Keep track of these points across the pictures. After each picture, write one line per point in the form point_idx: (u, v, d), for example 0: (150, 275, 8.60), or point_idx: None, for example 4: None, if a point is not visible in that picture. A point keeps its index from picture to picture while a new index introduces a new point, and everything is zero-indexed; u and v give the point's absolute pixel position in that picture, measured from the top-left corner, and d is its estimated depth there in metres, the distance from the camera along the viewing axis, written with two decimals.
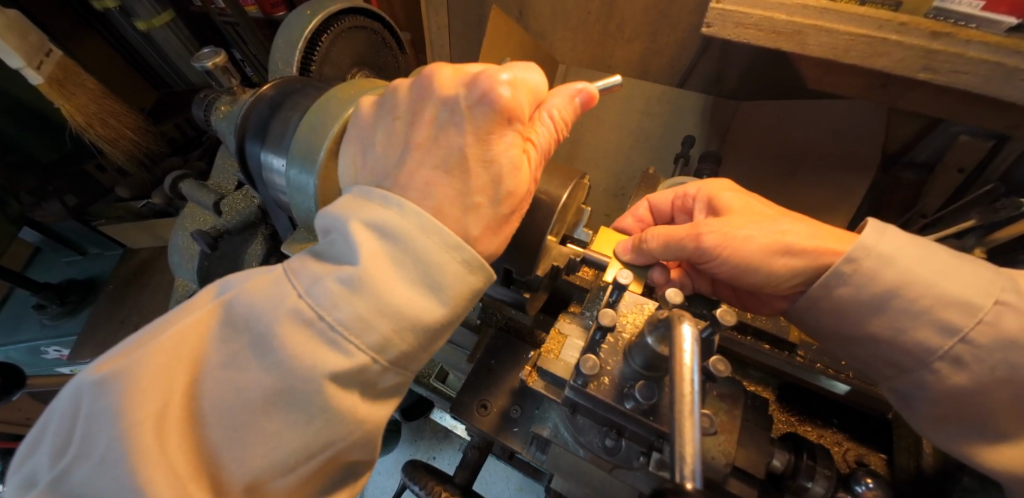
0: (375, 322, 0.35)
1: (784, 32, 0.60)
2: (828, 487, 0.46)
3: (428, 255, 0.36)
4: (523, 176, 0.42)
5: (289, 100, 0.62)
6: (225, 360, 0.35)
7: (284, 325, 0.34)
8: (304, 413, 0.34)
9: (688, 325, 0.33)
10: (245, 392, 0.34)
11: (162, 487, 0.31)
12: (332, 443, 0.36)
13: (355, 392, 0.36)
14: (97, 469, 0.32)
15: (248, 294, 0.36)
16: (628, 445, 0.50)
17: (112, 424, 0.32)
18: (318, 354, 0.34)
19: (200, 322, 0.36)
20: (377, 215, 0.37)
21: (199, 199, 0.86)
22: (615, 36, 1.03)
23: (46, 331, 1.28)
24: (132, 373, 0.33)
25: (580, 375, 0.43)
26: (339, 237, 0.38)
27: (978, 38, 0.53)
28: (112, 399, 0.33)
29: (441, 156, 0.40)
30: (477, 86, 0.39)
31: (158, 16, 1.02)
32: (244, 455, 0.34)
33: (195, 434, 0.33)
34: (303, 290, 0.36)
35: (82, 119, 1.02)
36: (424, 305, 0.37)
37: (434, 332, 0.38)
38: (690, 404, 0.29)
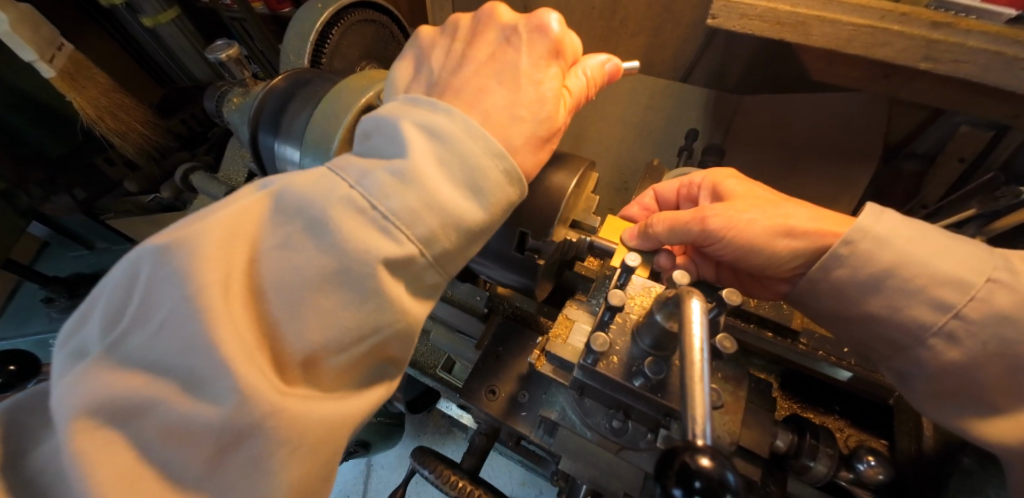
0: (425, 214, 0.36)
1: (787, 23, 0.60)
2: (830, 465, 0.48)
3: (475, 156, 0.38)
4: (560, 109, 0.45)
5: (301, 90, 0.63)
6: (280, 241, 0.35)
7: (339, 210, 0.35)
8: (359, 294, 0.35)
9: (697, 300, 0.34)
10: (302, 271, 0.34)
11: (233, 349, 0.31)
12: (382, 329, 0.37)
13: (402, 282, 0.37)
14: (159, 335, 0.32)
15: (300, 183, 0.36)
16: (635, 427, 0.52)
17: (174, 292, 0.32)
18: (373, 239, 0.34)
19: (252, 207, 0.36)
20: (427, 118, 0.38)
21: (210, 192, 0.88)
22: (618, 31, 1.03)
23: (54, 324, 1.29)
24: (190, 246, 0.33)
25: (590, 354, 0.44)
26: (388, 137, 0.38)
27: (978, 28, 0.54)
28: (171, 269, 0.33)
29: (496, 71, 0.43)
30: (534, 17, 0.45)
31: (164, 13, 1.03)
32: (301, 331, 0.34)
33: (255, 307, 0.34)
34: (354, 181, 0.36)
35: (92, 112, 1.04)
36: (469, 203, 0.38)
37: (475, 235, 0.40)
38: (699, 372, 0.31)
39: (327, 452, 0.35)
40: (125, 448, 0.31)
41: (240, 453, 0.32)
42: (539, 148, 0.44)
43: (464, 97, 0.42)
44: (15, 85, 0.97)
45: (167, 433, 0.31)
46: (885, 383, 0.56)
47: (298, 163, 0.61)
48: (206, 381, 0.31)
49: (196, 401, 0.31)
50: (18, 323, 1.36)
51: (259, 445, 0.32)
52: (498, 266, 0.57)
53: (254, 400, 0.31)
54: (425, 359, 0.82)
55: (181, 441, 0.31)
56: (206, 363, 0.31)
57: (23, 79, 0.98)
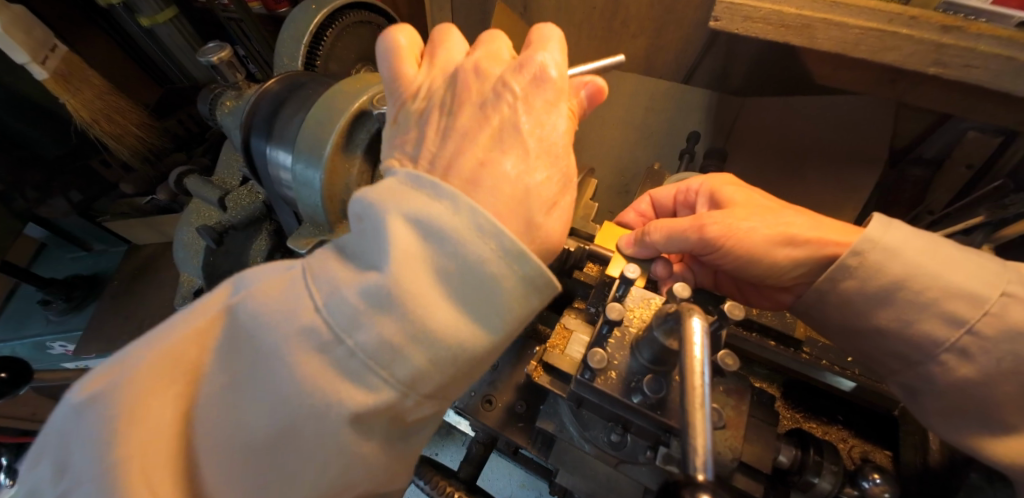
0: (400, 356, 0.34)
1: (793, 25, 0.58)
2: (835, 482, 0.46)
3: (470, 275, 0.35)
4: (570, 159, 0.44)
5: (296, 94, 0.62)
6: (243, 381, 0.35)
7: (305, 348, 0.34)
8: (320, 444, 0.34)
9: (698, 318, 0.33)
10: (262, 421, 0.34)
11: None
12: (352, 481, 0.36)
13: (382, 422, 0.36)
14: (94, 491, 0.31)
15: (267, 311, 0.35)
16: (634, 440, 0.50)
17: (115, 456, 0.32)
18: (337, 386, 0.33)
19: (206, 340, 0.35)
20: (422, 216, 0.35)
21: (204, 195, 0.86)
22: (620, 32, 1.02)
23: (51, 326, 1.31)
24: (136, 401, 0.33)
25: (587, 369, 0.43)
26: (374, 242, 0.36)
27: (990, 32, 0.53)
28: (112, 425, 0.32)
29: (496, 139, 0.41)
30: (528, 68, 0.43)
31: (163, 12, 1.02)
32: (263, 484, 0.34)
33: (201, 461, 0.34)
34: (326, 307, 0.35)
35: (86, 114, 1.05)
36: (458, 328, 0.36)
37: (469, 359, 0.38)
38: (701, 397, 0.29)
39: None
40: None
41: None
42: (559, 209, 0.43)
43: (466, 175, 0.39)
44: (11, 88, 0.97)
45: None
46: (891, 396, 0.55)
47: (290, 169, 0.60)
48: None
49: None
50: (15, 326, 1.36)
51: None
52: None
53: None
54: None
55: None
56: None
57: (18, 82, 0.97)
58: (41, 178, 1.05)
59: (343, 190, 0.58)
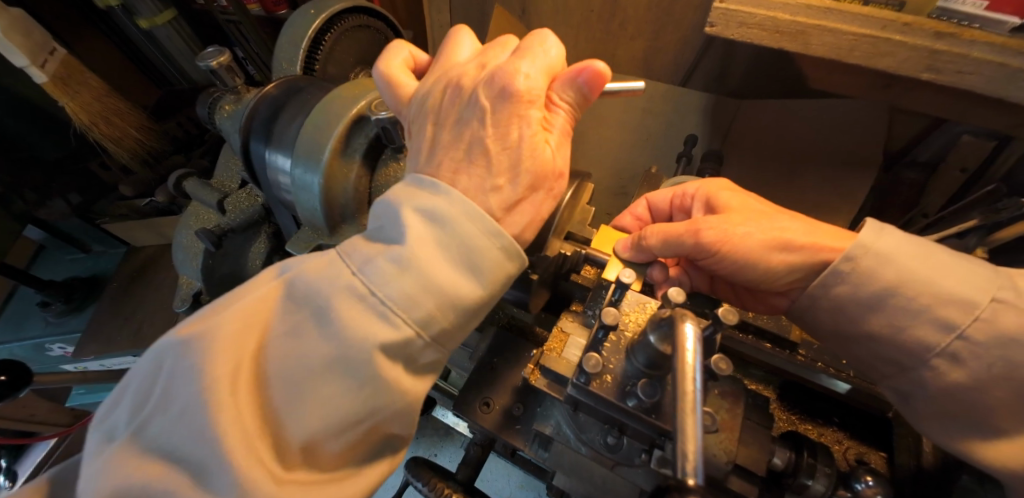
0: (417, 303, 0.37)
1: (787, 31, 0.59)
2: (828, 484, 0.46)
3: (476, 235, 0.39)
4: (547, 152, 0.44)
5: (294, 99, 0.63)
6: (287, 330, 0.38)
7: (342, 298, 0.37)
8: (357, 379, 0.37)
9: (691, 324, 0.33)
10: (306, 358, 0.37)
11: (235, 440, 0.34)
12: (381, 412, 0.39)
13: (401, 364, 0.39)
14: (174, 423, 0.35)
15: (308, 272, 0.39)
16: (630, 443, 0.50)
17: (190, 386, 0.36)
18: (369, 326, 0.36)
19: (267, 296, 0.40)
20: (428, 200, 0.39)
21: (203, 198, 0.86)
22: (618, 34, 1.03)
23: (50, 328, 1.31)
24: (205, 340, 0.37)
25: (583, 373, 0.43)
26: (394, 217, 0.40)
27: (982, 39, 0.53)
28: (188, 362, 0.36)
29: (466, 147, 0.42)
30: (497, 79, 0.42)
31: (161, 14, 1.04)
32: (304, 416, 0.36)
33: (259, 393, 0.37)
34: (359, 268, 0.38)
35: (85, 117, 1.06)
36: (467, 283, 0.39)
37: (473, 311, 0.41)
38: (692, 402, 0.30)
39: None
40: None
41: None
42: (526, 206, 0.43)
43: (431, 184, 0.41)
44: (11, 90, 0.97)
45: None
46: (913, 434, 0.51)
47: (288, 172, 0.60)
48: (211, 469, 0.34)
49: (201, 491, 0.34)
50: (14, 328, 1.36)
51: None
52: None
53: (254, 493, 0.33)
54: None
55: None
56: (210, 451, 0.34)
57: (18, 83, 0.98)
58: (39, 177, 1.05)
59: (340, 194, 0.58)
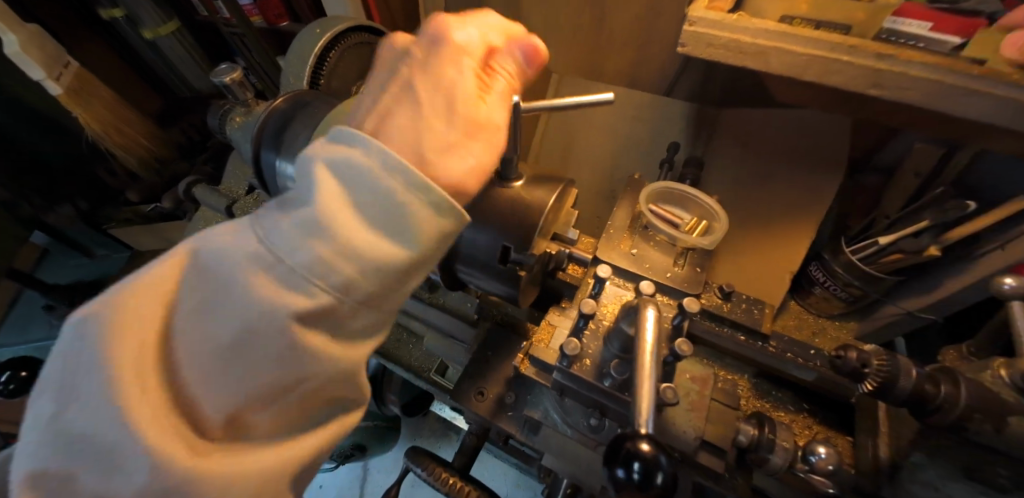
0: (328, 272, 0.38)
1: (749, 52, 0.65)
2: (786, 458, 0.50)
3: (389, 202, 0.39)
4: (481, 109, 0.45)
5: (300, 113, 0.68)
6: (198, 306, 0.38)
7: (252, 271, 0.38)
8: (275, 350, 0.38)
9: (652, 310, 0.40)
10: (220, 333, 0.37)
11: (145, 422, 0.35)
12: (311, 378, 0.40)
13: (322, 330, 0.39)
14: (80, 410, 0.35)
15: (217, 247, 0.39)
16: (611, 424, 0.56)
17: (91, 372, 0.35)
18: (281, 297, 0.37)
19: (171, 273, 0.39)
20: (340, 165, 0.39)
21: (211, 203, 0.92)
22: (604, 47, 1.09)
23: (55, 331, 1.35)
24: (101, 325, 0.36)
25: (565, 357, 0.49)
26: (307, 183, 0.40)
27: (919, 59, 0.58)
28: (87, 347, 0.36)
29: (403, 92, 0.45)
30: (435, 32, 0.47)
31: (164, 25, 1.22)
32: (224, 392, 0.38)
33: (173, 374, 0.37)
34: (269, 240, 0.38)
35: (97, 126, 1.13)
36: (382, 248, 0.39)
37: (397, 273, 0.41)
38: (648, 371, 0.36)
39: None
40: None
41: None
42: (461, 152, 0.44)
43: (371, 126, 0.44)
44: (13, 94, 1.03)
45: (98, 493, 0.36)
46: (932, 395, 0.47)
47: None
48: (122, 451, 0.35)
49: (117, 469, 0.35)
50: (19, 331, 1.40)
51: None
52: (482, 272, 0.61)
53: (168, 471, 0.35)
54: (419, 364, 0.87)
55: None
56: (122, 436, 0.34)
57: (17, 87, 1.03)
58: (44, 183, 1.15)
59: None
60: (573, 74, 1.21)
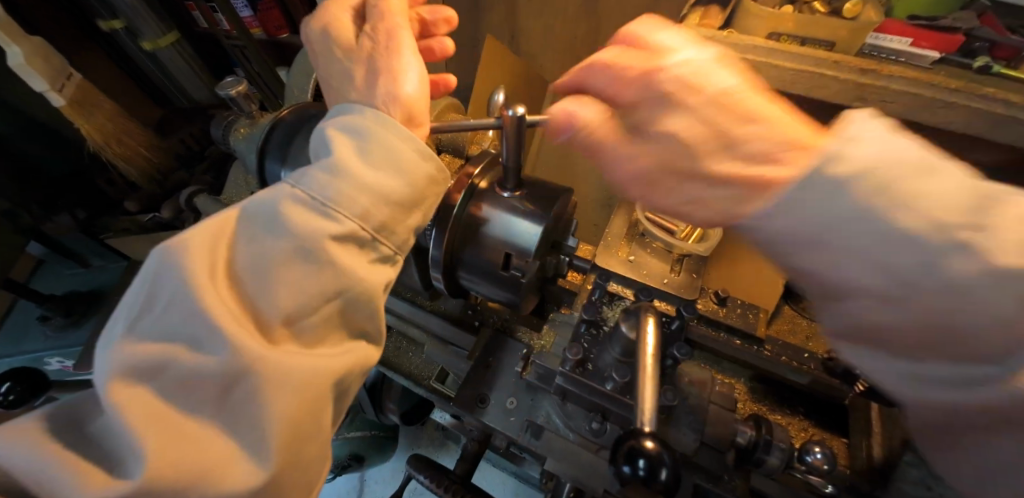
0: (356, 198, 0.44)
1: (740, 67, 0.68)
2: (783, 457, 0.51)
3: (395, 143, 0.47)
4: (391, 62, 0.53)
5: (305, 126, 0.70)
6: (251, 234, 0.43)
7: (287, 203, 0.43)
8: (315, 261, 0.42)
9: (652, 316, 0.41)
10: (269, 250, 0.42)
11: (221, 310, 0.38)
12: (348, 290, 0.44)
13: (350, 252, 0.44)
14: (166, 309, 0.39)
15: (260, 194, 0.45)
16: (612, 427, 0.58)
17: (175, 277, 0.39)
18: (313, 222, 0.42)
19: (227, 214, 0.44)
20: (345, 124, 0.47)
21: (213, 213, 0.92)
22: (599, 60, 1.12)
23: (49, 342, 1.33)
24: (179, 242, 0.40)
25: (567, 362, 0.51)
26: (322, 145, 0.47)
27: (898, 74, 0.61)
28: (169, 260, 0.40)
29: (342, 95, 0.55)
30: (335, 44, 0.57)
31: (164, 37, 1.25)
32: (276, 297, 0.41)
33: (237, 285, 0.41)
34: (298, 183, 0.44)
35: (100, 138, 1.16)
36: (392, 181, 0.46)
37: (406, 206, 0.47)
38: (649, 372, 0.38)
39: (313, 396, 0.41)
40: (159, 396, 0.37)
41: (240, 394, 0.38)
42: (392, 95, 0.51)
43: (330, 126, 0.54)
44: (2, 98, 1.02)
45: (182, 382, 0.38)
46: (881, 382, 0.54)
47: None
48: (206, 338, 0.38)
49: (198, 355, 0.38)
50: (11, 342, 1.38)
51: (254, 389, 0.38)
52: (483, 278, 0.62)
53: (242, 351, 0.38)
54: (420, 371, 0.86)
55: (195, 388, 0.38)
56: (203, 322, 0.38)
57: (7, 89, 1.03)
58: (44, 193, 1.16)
59: None
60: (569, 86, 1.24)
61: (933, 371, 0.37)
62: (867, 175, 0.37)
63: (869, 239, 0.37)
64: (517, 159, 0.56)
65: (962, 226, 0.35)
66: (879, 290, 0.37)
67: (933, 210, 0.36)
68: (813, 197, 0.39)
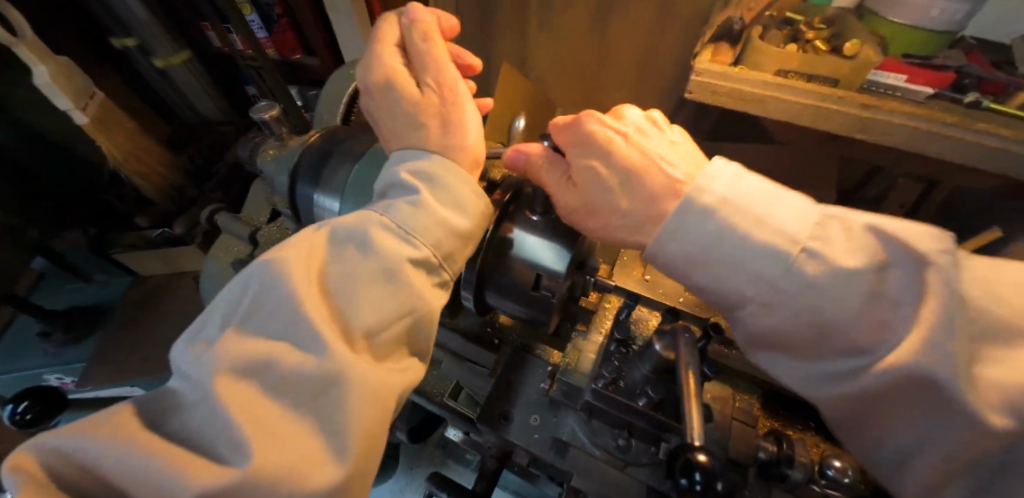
0: (433, 229, 0.49)
1: (750, 99, 0.73)
2: (805, 472, 0.53)
3: (462, 182, 0.53)
4: (456, 108, 0.58)
5: (338, 149, 0.73)
6: (340, 253, 0.47)
7: (374, 228, 0.48)
8: (396, 281, 0.46)
9: (687, 336, 0.44)
10: (357, 268, 0.46)
11: (318, 318, 0.42)
12: (417, 311, 0.48)
13: (422, 276, 0.49)
14: (270, 316, 0.43)
15: (347, 218, 0.50)
16: (637, 444, 0.62)
17: (280, 286, 0.43)
18: (397, 246, 0.47)
19: (319, 233, 0.49)
20: (418, 164, 0.54)
21: (233, 231, 0.94)
22: (608, 85, 1.17)
23: (50, 358, 1.32)
24: (285, 256, 0.45)
25: (601, 378, 0.54)
26: (397, 182, 0.53)
27: (899, 109, 0.67)
28: (275, 271, 0.44)
29: (399, 129, 0.58)
30: (379, 80, 0.59)
31: (176, 56, 1.28)
32: (362, 310, 0.45)
33: (327, 297, 0.45)
34: (382, 212, 0.50)
35: (119, 154, 1.19)
36: (460, 215, 0.52)
37: (467, 239, 0.53)
38: (694, 389, 0.40)
39: (385, 409, 0.43)
40: (259, 393, 0.40)
41: (327, 399, 0.41)
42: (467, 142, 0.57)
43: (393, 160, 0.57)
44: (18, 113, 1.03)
45: (277, 383, 0.40)
46: None
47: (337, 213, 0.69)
48: (305, 343, 0.41)
49: (294, 358, 0.41)
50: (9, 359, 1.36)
51: (341, 393, 0.41)
52: (511, 298, 0.64)
53: (336, 357, 0.41)
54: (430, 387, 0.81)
55: (292, 390, 0.40)
56: (302, 329, 0.42)
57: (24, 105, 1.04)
58: (50, 207, 1.21)
59: None
60: (577, 109, 1.28)
61: (825, 367, 0.46)
62: (723, 208, 0.49)
63: (799, 288, 0.45)
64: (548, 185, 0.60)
65: (804, 237, 0.46)
66: (757, 301, 0.47)
67: (837, 259, 0.44)
68: (743, 248, 0.47)
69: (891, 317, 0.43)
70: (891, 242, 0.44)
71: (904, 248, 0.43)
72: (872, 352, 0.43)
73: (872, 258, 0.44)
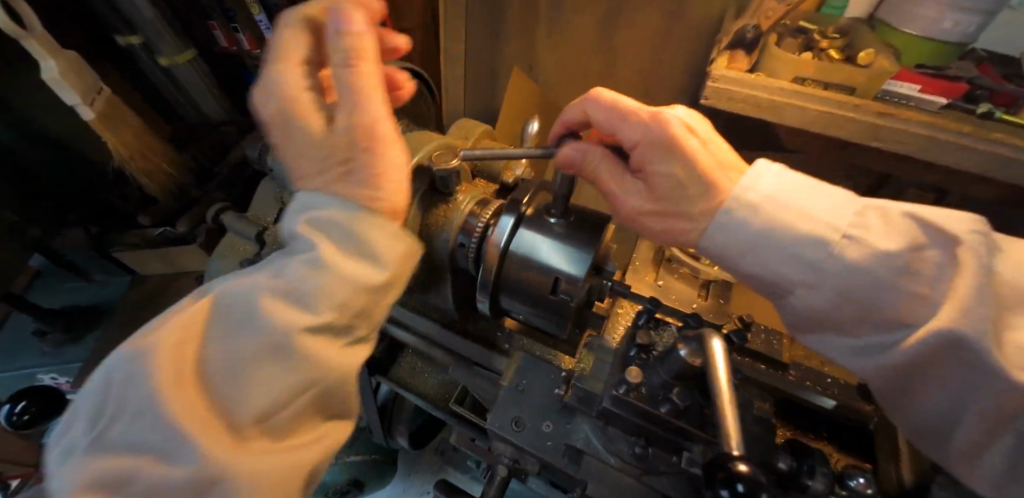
0: (330, 291, 0.49)
1: (766, 106, 0.73)
2: (826, 483, 0.52)
3: (364, 238, 0.52)
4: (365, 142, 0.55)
5: None
6: (222, 332, 0.47)
7: (264, 299, 0.47)
8: (286, 356, 0.46)
9: (718, 342, 0.44)
10: (240, 349, 0.46)
11: (188, 416, 0.42)
12: (315, 380, 0.48)
13: (320, 341, 0.49)
14: (136, 417, 0.42)
15: (230, 290, 0.49)
16: (656, 452, 0.60)
17: (145, 386, 0.42)
18: (286, 315, 0.47)
19: (199, 311, 0.48)
20: (314, 220, 0.53)
21: (240, 230, 0.93)
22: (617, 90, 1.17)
23: (46, 358, 1.30)
24: (149, 348, 0.44)
25: (623, 384, 0.54)
26: (297, 240, 0.53)
27: (917, 119, 0.68)
28: (135, 368, 0.43)
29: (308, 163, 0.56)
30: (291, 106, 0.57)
31: (181, 54, 1.24)
32: (246, 396, 0.45)
33: (206, 386, 0.45)
34: (273, 280, 0.49)
35: (126, 153, 1.15)
36: (363, 270, 0.51)
37: (373, 292, 0.52)
38: (725, 396, 0.40)
39: (283, 488, 0.44)
40: None
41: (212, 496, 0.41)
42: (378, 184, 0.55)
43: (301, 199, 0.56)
44: None
45: (150, 490, 0.40)
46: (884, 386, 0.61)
47: None
48: (177, 446, 0.41)
49: (166, 464, 0.41)
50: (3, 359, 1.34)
51: (225, 490, 0.41)
52: (523, 300, 0.64)
53: (211, 454, 0.41)
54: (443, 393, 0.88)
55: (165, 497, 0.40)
56: (171, 432, 0.41)
57: None
58: (49, 207, 1.19)
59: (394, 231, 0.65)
60: None
61: (867, 340, 0.50)
62: (768, 204, 0.53)
63: (838, 275, 0.49)
64: (566, 186, 0.61)
65: (845, 226, 0.49)
66: (802, 284, 0.51)
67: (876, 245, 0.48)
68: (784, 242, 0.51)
69: (927, 289, 0.46)
70: (928, 226, 0.47)
71: (939, 230, 0.46)
72: (910, 325, 0.47)
73: (911, 240, 0.47)
